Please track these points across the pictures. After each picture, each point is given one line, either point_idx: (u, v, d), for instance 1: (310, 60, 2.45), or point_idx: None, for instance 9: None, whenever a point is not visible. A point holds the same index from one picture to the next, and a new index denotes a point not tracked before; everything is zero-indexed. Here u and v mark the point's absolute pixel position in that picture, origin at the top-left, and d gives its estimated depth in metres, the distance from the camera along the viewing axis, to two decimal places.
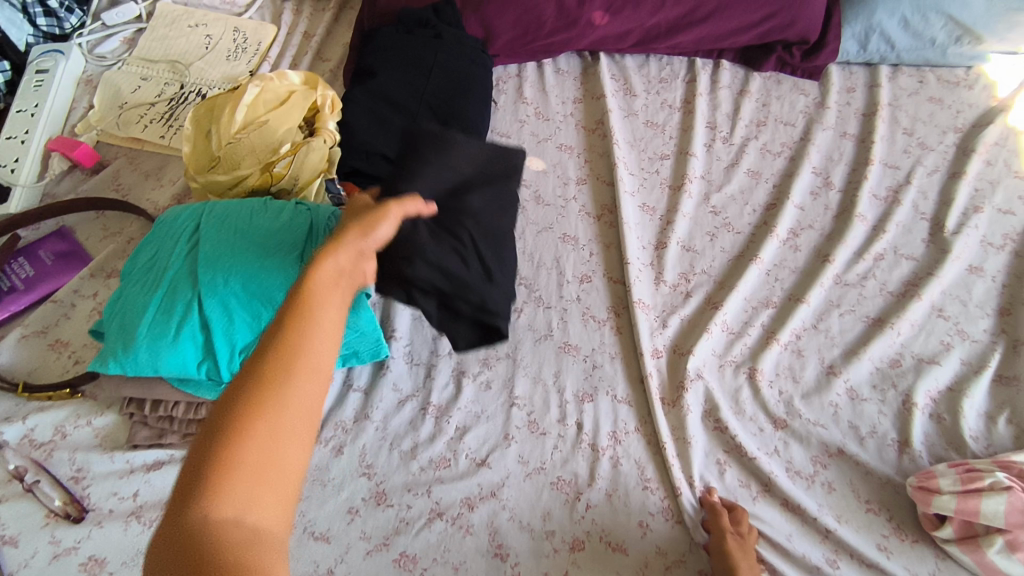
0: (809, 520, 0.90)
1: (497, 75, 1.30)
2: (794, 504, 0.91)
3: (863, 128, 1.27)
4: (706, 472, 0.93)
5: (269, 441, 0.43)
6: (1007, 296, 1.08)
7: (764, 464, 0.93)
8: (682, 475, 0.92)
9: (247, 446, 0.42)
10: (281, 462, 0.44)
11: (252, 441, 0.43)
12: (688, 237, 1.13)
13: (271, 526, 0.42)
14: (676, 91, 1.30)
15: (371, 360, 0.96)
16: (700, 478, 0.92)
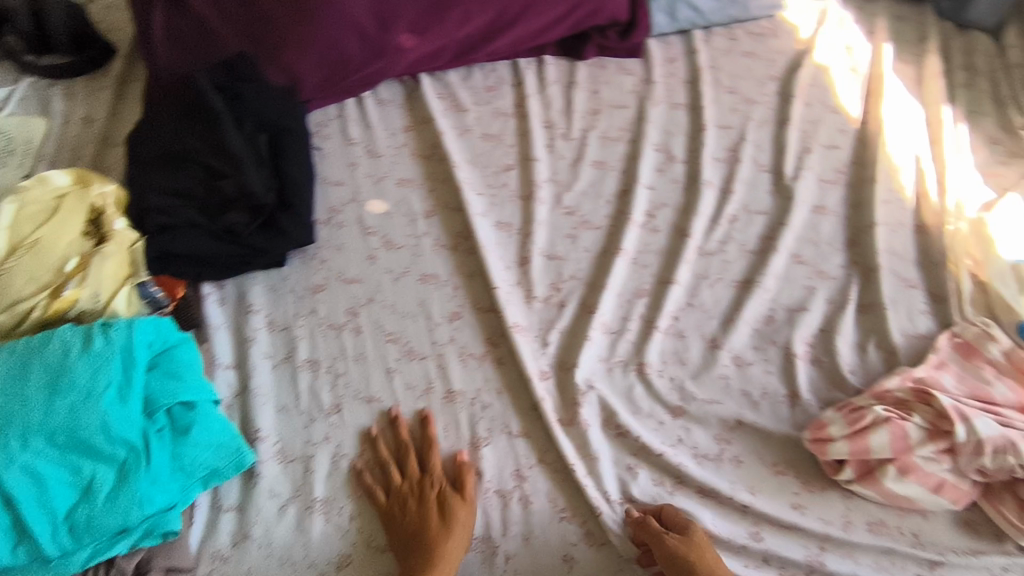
0: (725, 500, 0.89)
1: (315, 120, 1.20)
2: (709, 489, 0.89)
3: (691, 95, 1.29)
4: (619, 482, 0.89)
5: None
6: (851, 228, 1.13)
7: (672, 457, 0.91)
8: (597, 492, 0.88)
9: None
10: None
11: None
12: (549, 244, 1.09)
13: None
14: (505, 96, 1.26)
15: (236, 472, 0.84)
16: (616, 490, 0.89)
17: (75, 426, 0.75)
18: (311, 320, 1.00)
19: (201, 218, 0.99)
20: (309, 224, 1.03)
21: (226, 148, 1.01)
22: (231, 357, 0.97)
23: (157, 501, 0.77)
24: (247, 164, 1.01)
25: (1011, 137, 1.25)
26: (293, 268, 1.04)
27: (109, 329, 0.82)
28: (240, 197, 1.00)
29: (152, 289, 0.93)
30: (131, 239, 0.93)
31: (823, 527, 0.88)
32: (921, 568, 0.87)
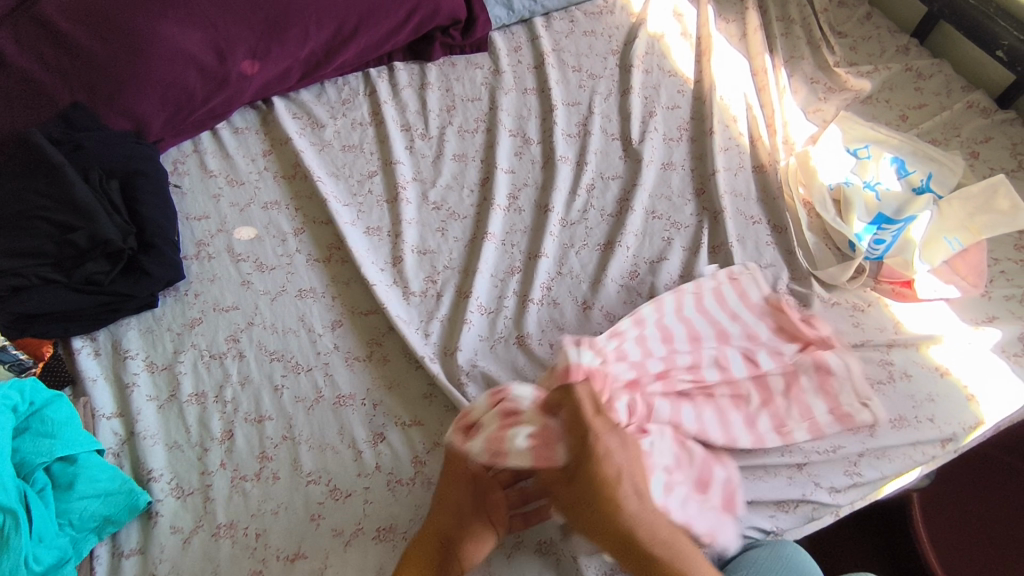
0: None
1: (171, 159, 1.20)
2: None
3: (538, 79, 1.35)
4: None
5: None
6: (698, 179, 1.23)
7: None
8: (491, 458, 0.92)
9: None
10: None
11: None
12: (420, 240, 1.13)
13: None
14: (360, 107, 1.29)
15: (132, 514, 0.85)
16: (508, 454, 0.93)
17: None
18: (191, 354, 1.00)
19: (58, 275, 0.98)
20: (175, 261, 1.04)
21: (73, 201, 1.00)
22: (113, 406, 0.95)
23: (44, 560, 0.76)
24: (98, 214, 1.00)
25: (827, 75, 1.37)
26: (166, 307, 1.04)
27: None
28: (93, 247, 0.98)
29: (13, 352, 0.92)
30: None
31: (700, 452, 0.94)
32: (791, 470, 0.94)
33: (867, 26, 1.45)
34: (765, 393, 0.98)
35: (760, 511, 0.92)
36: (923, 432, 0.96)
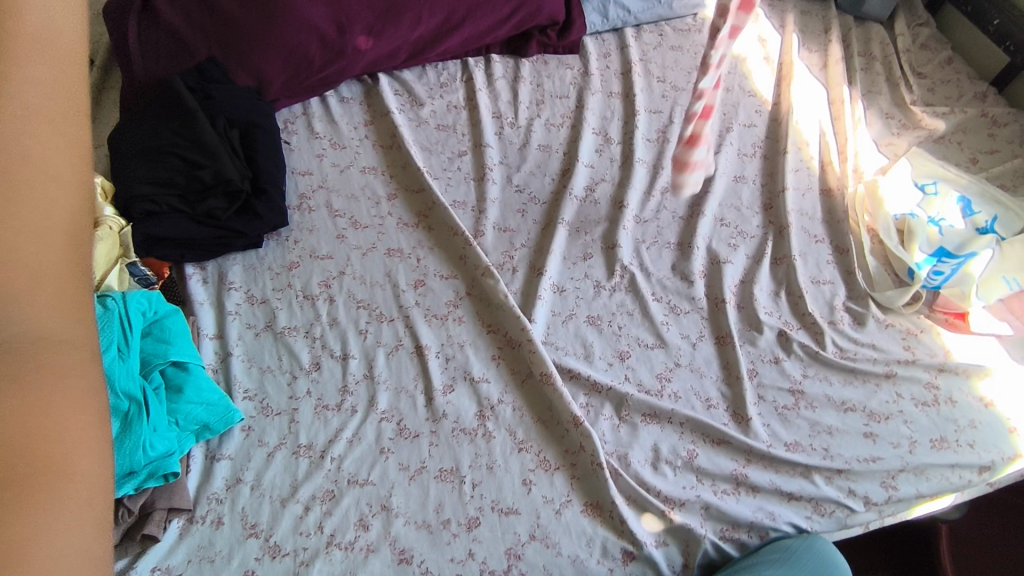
0: (665, 421, 1.01)
1: (283, 118, 1.32)
2: (654, 412, 1.01)
3: (624, 85, 1.43)
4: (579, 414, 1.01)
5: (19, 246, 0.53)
6: (767, 194, 1.29)
7: (618, 389, 1.02)
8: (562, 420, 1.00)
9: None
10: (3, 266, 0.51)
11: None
12: (501, 218, 1.22)
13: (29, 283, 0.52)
14: (457, 91, 1.39)
15: (224, 429, 0.95)
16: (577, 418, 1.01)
17: None
18: (287, 294, 1.11)
19: (183, 206, 1.09)
20: (282, 208, 1.15)
21: (202, 142, 1.12)
22: (213, 328, 1.06)
23: (157, 447, 0.86)
24: (222, 155, 1.11)
25: (903, 112, 1.41)
26: (269, 249, 1.15)
27: (107, 299, 0.93)
28: (217, 184, 1.10)
29: (142, 268, 1.03)
30: (119, 225, 1.03)
31: (749, 440, 0.99)
32: (831, 473, 0.98)
33: (948, 70, 1.49)
34: (793, 390, 1.05)
35: (796, 510, 0.95)
36: (962, 455, 0.99)
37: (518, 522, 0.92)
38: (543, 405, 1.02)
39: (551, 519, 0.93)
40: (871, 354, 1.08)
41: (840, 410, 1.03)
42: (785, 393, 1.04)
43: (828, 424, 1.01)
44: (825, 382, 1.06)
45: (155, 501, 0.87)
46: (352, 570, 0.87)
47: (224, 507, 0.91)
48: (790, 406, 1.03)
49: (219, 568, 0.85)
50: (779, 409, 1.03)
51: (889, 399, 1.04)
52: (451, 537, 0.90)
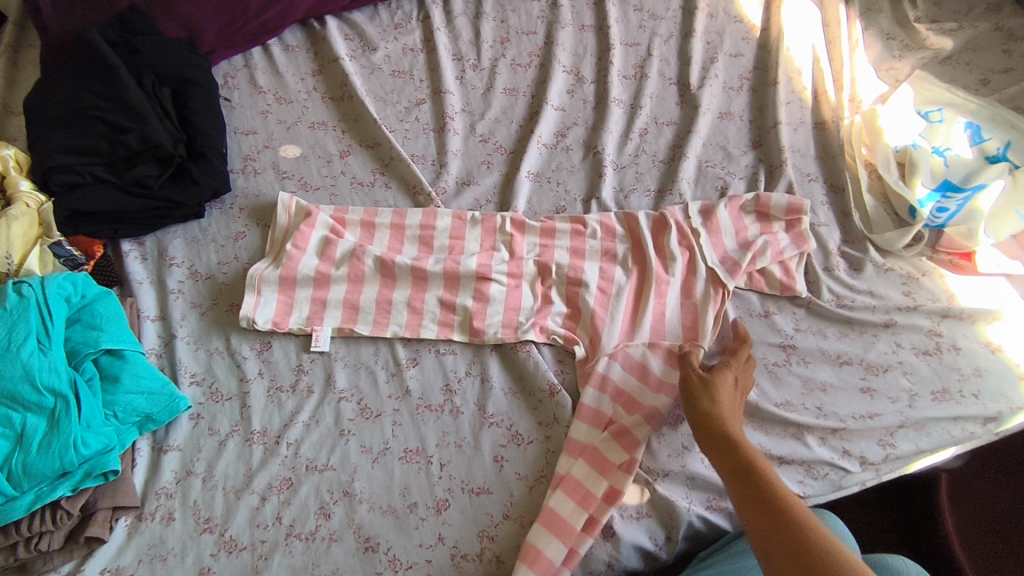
0: None
1: (222, 72, 1.19)
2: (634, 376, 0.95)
3: (598, 16, 1.30)
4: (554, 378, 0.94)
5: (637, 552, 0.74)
6: (756, 131, 1.17)
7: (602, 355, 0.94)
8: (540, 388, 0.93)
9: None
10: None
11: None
12: (465, 173, 1.12)
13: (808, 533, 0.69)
14: (413, 32, 1.26)
15: (170, 418, 0.88)
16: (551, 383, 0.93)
17: (4, 375, 0.78)
18: (233, 266, 1.02)
19: (110, 176, 0.99)
20: (222, 173, 1.04)
21: (126, 103, 1.01)
22: (156, 309, 0.98)
23: (92, 444, 0.79)
24: (151, 117, 1.00)
25: (906, 31, 1.27)
26: (212, 219, 1.05)
27: (24, 286, 0.84)
28: (145, 150, 1.00)
29: (67, 248, 0.94)
30: (38, 201, 0.95)
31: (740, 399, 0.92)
32: (824, 434, 0.91)
33: None
34: (783, 344, 0.97)
35: (788, 475, 0.89)
36: (966, 407, 0.92)
37: (490, 501, 0.86)
38: (515, 373, 0.95)
39: (525, 496, 0.87)
40: (870, 301, 1.00)
41: (835, 365, 0.96)
42: (776, 349, 0.97)
43: (822, 381, 0.95)
44: (819, 335, 0.98)
45: (97, 500, 0.82)
46: (314, 562, 0.82)
47: (175, 501, 0.85)
48: (781, 363, 0.96)
49: (173, 566, 0.81)
50: (769, 366, 0.96)
51: (887, 350, 0.96)
52: (418, 521, 0.85)
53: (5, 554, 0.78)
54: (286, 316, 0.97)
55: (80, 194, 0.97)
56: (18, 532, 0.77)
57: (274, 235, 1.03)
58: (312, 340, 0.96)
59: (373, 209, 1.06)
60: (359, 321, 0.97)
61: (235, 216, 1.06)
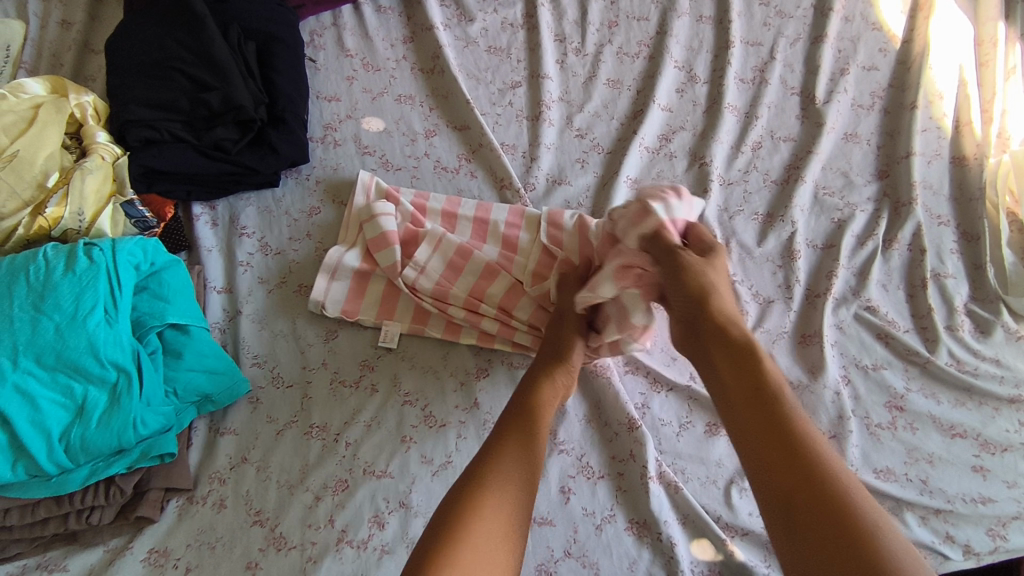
0: None
1: (309, 29, 1.12)
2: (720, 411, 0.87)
3: (718, 8, 1.17)
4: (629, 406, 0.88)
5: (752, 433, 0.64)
6: (884, 157, 1.05)
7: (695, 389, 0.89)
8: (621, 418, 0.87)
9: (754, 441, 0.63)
10: (769, 448, 0.62)
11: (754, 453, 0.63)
12: (557, 169, 1.03)
13: (800, 496, 0.58)
14: (515, 5, 1.16)
15: (230, 401, 0.84)
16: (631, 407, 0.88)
17: (68, 344, 0.74)
18: (305, 244, 0.96)
19: (188, 135, 0.94)
20: (302, 142, 0.98)
21: (211, 58, 0.94)
22: (223, 280, 0.94)
23: (150, 424, 0.76)
24: (234, 76, 0.94)
25: None
26: (287, 189, 1.00)
27: (95, 248, 0.80)
28: (226, 110, 0.94)
29: (140, 208, 0.89)
30: (114, 153, 0.90)
31: None
32: (926, 512, 0.81)
33: None
34: (890, 401, 0.88)
35: None
36: None
37: (553, 534, 0.80)
38: (593, 400, 0.89)
39: (590, 534, 0.80)
40: (995, 370, 0.89)
41: (946, 436, 0.86)
42: (882, 409, 0.88)
43: (929, 451, 0.85)
44: (933, 400, 0.88)
45: (151, 479, 0.79)
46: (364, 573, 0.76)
47: (228, 488, 0.81)
48: (884, 425, 0.86)
49: (221, 556, 0.77)
50: (870, 426, 0.86)
51: (1009, 427, 0.86)
52: None
53: (57, 522, 0.76)
54: (356, 304, 0.92)
55: (156, 150, 0.92)
56: (70, 504, 0.75)
57: (350, 215, 0.97)
58: (382, 335, 0.90)
59: (455, 199, 0.98)
60: (431, 322, 0.91)
61: (312, 190, 1.00)
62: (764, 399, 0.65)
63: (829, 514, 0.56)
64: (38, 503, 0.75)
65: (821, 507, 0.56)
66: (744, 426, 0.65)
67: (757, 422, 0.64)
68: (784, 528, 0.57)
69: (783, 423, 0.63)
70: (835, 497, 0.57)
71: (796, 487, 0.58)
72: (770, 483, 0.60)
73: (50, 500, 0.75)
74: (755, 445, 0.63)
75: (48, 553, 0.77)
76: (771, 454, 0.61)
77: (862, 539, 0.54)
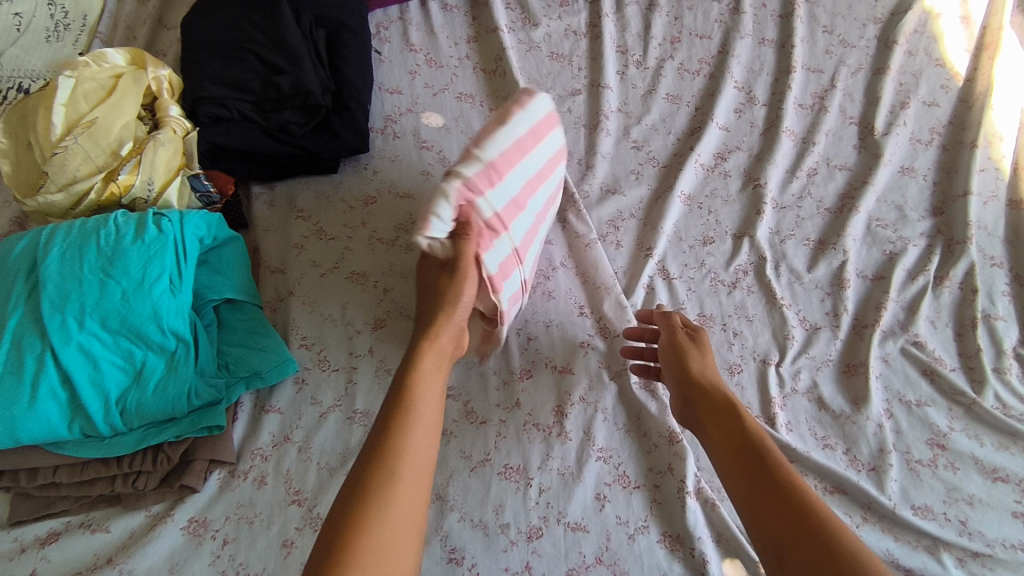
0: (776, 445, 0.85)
1: (376, 22, 1.14)
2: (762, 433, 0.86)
3: (781, 31, 1.18)
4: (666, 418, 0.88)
5: (731, 461, 0.70)
6: (940, 193, 1.05)
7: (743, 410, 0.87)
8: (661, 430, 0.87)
9: (736, 464, 0.69)
10: (747, 471, 0.68)
11: (739, 474, 0.69)
12: (612, 179, 1.04)
13: (786, 510, 0.63)
14: (579, 13, 1.17)
15: (277, 379, 0.86)
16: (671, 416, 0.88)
17: (131, 311, 0.76)
18: (359, 233, 0.98)
19: (256, 116, 0.95)
20: (364, 131, 0.99)
21: (283, 42, 0.96)
22: (277, 261, 0.95)
23: (203, 395, 0.78)
24: (305, 61, 0.95)
25: None
26: (346, 176, 1.01)
27: (162, 219, 0.82)
28: (295, 95, 0.95)
29: (204, 182, 0.91)
30: (184, 128, 0.92)
31: (874, 493, 0.82)
32: (964, 554, 0.79)
33: None
34: (932, 438, 0.87)
35: None
36: None
37: (585, 541, 0.80)
38: (634, 410, 0.89)
39: (623, 544, 0.80)
40: None
41: (988, 478, 0.84)
42: (923, 445, 0.87)
43: (970, 493, 0.83)
44: (977, 441, 0.87)
45: (195, 450, 0.80)
46: None
47: (269, 466, 0.82)
48: (925, 462, 0.86)
49: (258, 532, 0.78)
50: (911, 462, 0.86)
51: None
52: (508, 544, 0.79)
53: (103, 484, 0.77)
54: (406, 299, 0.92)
55: (224, 128, 0.94)
56: (119, 467, 0.76)
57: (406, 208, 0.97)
58: None
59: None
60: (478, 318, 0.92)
61: (370, 179, 1.01)
62: (741, 439, 0.71)
63: (807, 524, 0.61)
64: (88, 463, 0.76)
65: (793, 513, 0.62)
66: (728, 445, 0.72)
67: (731, 456, 0.71)
68: (770, 551, 0.62)
69: (755, 452, 0.69)
70: (804, 509, 0.62)
71: (773, 507, 0.64)
72: (762, 476, 0.67)
73: (99, 461, 0.76)
74: (739, 465, 0.69)
75: (91, 513, 0.79)
76: (746, 472, 0.68)
77: (839, 545, 0.58)
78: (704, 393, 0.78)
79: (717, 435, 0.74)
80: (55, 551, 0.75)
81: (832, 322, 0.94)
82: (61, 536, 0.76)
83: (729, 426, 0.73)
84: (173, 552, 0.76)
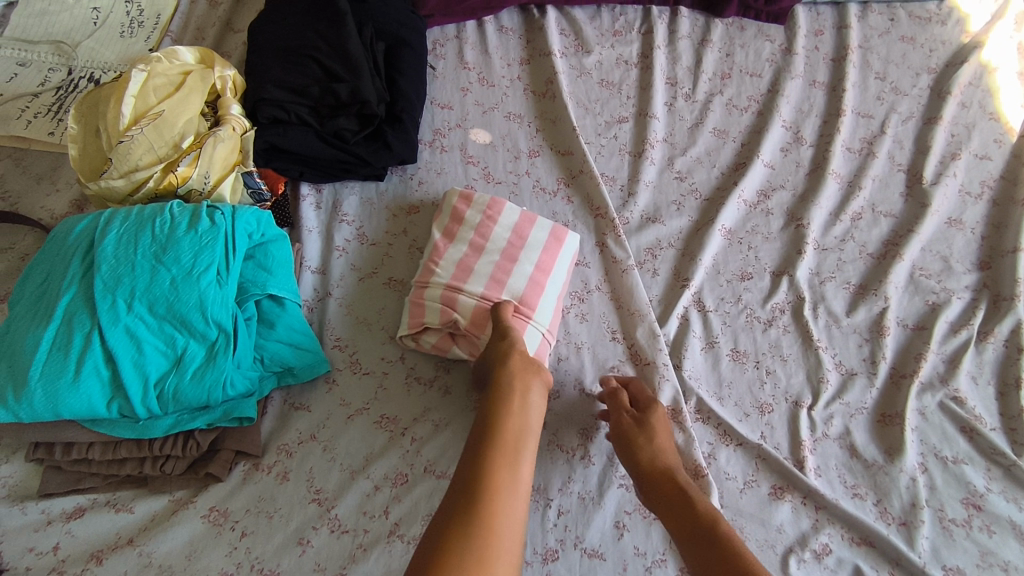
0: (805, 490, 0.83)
1: (433, 38, 1.17)
2: (789, 475, 0.84)
3: (833, 74, 1.18)
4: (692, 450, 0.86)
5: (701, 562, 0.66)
6: (988, 247, 1.03)
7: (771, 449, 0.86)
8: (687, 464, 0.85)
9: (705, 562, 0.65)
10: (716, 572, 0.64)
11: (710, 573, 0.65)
12: (653, 207, 1.04)
13: None
14: (632, 44, 1.19)
15: (308, 377, 0.87)
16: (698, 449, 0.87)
17: (178, 297, 0.78)
18: (400, 241, 0.99)
19: (312, 120, 0.98)
20: (414, 142, 1.02)
21: (345, 52, 0.99)
22: (318, 261, 0.97)
23: (237, 385, 0.80)
24: (364, 71, 0.99)
25: None
26: (391, 184, 1.04)
27: (216, 212, 0.84)
28: (352, 102, 0.98)
29: (257, 180, 0.94)
30: (243, 126, 0.94)
31: (903, 548, 0.80)
32: None
33: None
34: (967, 498, 0.84)
35: None
36: None
37: (601, 569, 0.78)
38: None
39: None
40: None
41: None
42: (957, 504, 0.84)
43: (1005, 559, 0.80)
44: (1015, 505, 0.84)
45: (225, 439, 0.81)
46: None
47: (293, 462, 0.83)
48: (959, 522, 0.82)
49: (276, 527, 0.78)
50: (943, 521, 0.83)
51: None
52: (523, 564, 0.78)
53: (133, 464, 0.79)
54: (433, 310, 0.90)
55: (282, 129, 0.97)
56: (150, 449, 0.78)
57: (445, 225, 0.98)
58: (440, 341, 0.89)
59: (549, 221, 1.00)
60: None
61: (415, 189, 1.03)
62: (708, 536, 0.67)
63: None
64: (121, 442, 0.78)
65: None
66: (694, 539, 0.68)
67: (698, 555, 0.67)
68: None
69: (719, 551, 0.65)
70: None
71: None
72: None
73: (132, 442, 0.78)
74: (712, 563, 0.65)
75: (117, 493, 0.80)
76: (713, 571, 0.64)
77: None
78: (666, 485, 0.74)
79: (683, 532, 0.70)
80: (80, 527, 0.77)
81: (868, 368, 0.93)
82: (87, 511, 0.78)
83: (694, 526, 0.69)
84: (193, 539, 0.77)
